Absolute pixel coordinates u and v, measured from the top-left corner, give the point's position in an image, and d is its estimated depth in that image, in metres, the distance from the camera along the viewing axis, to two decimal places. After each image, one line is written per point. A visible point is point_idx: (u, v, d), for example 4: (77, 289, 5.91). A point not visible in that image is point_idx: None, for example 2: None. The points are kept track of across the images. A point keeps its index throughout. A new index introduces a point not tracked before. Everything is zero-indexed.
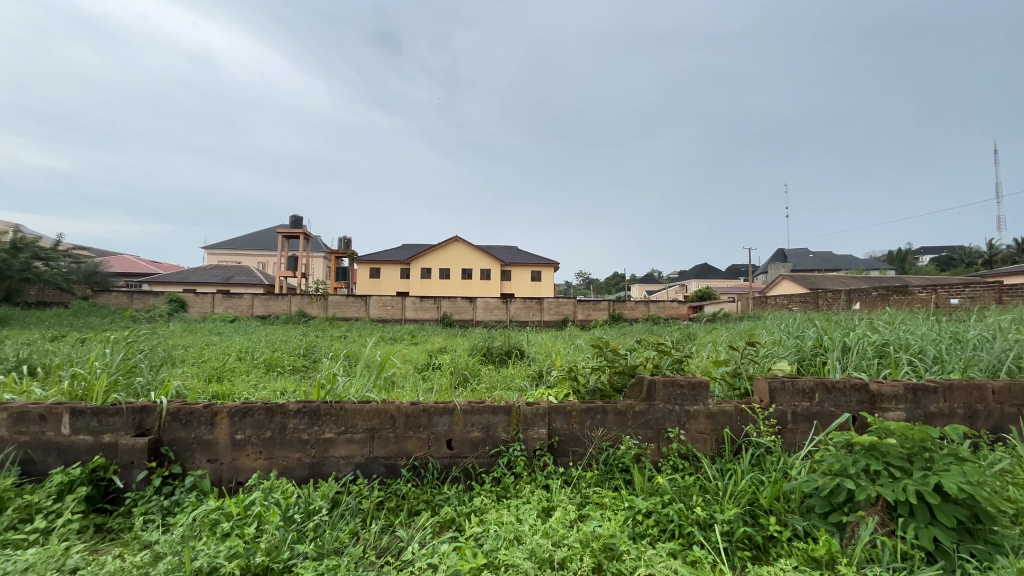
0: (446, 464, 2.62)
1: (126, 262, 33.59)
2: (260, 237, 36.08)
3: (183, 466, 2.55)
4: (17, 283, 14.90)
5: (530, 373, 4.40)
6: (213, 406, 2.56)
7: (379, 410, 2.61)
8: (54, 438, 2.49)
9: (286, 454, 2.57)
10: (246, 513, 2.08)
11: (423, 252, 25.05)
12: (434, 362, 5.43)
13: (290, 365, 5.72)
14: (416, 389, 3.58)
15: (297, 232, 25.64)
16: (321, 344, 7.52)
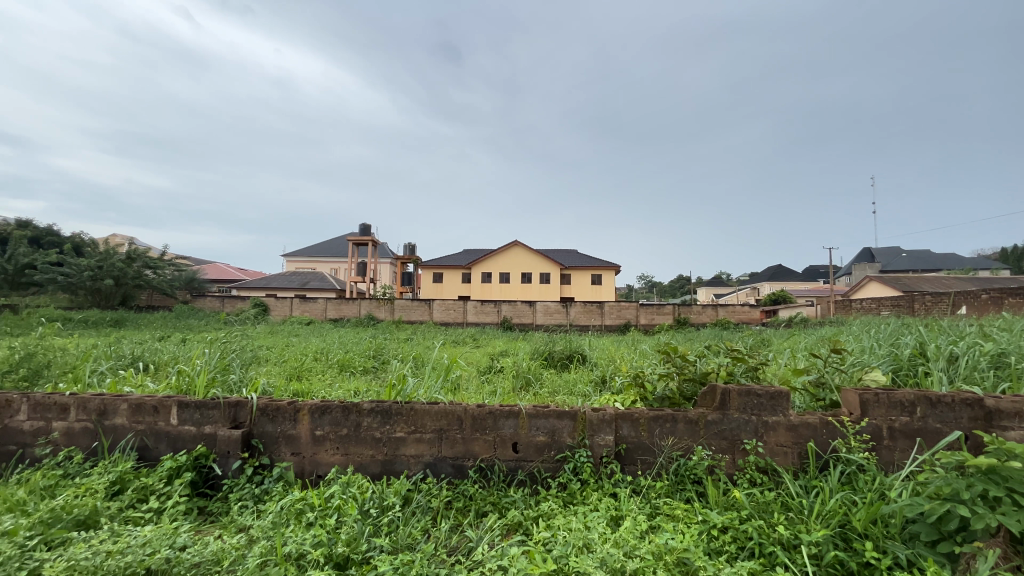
0: (512, 468, 2.64)
1: (219, 270, 36.99)
2: (333, 245, 38.39)
3: (270, 457, 2.77)
4: (130, 288, 16.86)
5: (594, 378, 4.33)
6: (296, 403, 2.75)
7: (446, 411, 2.68)
8: (164, 427, 2.79)
9: (360, 451, 2.70)
10: (327, 504, 2.22)
11: (484, 257, 25.51)
12: (497, 365, 5.49)
13: (361, 366, 6.02)
14: (480, 392, 3.64)
15: (366, 239, 27.02)
16: (389, 346, 7.85)
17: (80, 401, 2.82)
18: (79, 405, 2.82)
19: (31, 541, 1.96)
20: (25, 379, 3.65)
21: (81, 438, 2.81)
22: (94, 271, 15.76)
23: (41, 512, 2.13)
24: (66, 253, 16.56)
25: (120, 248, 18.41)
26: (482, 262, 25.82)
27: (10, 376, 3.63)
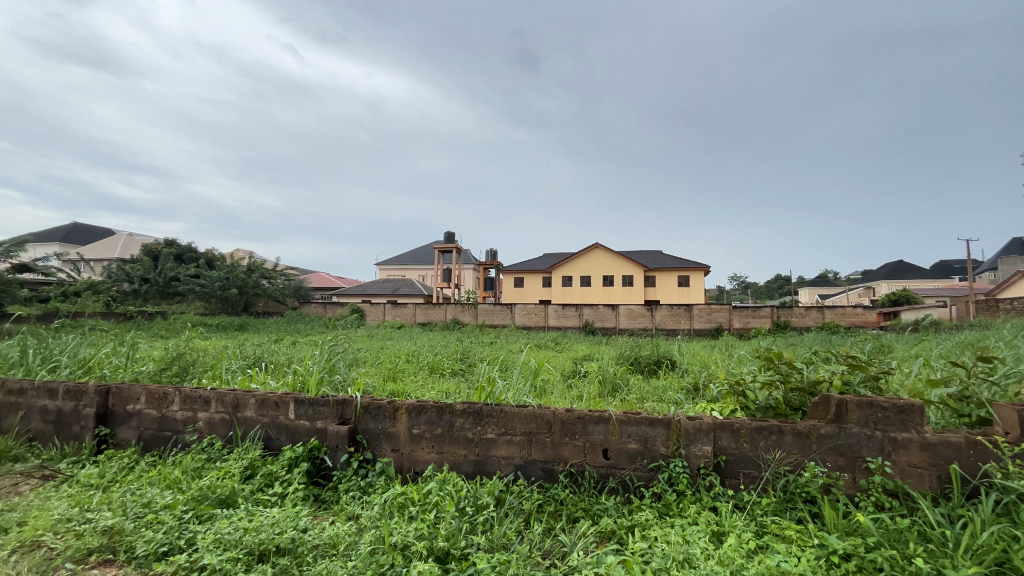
0: (603, 475, 2.60)
1: (322, 279, 40.66)
2: (420, 253, 40.48)
3: (373, 452, 2.97)
4: (250, 296, 19.09)
5: (685, 385, 4.11)
6: (395, 403, 2.94)
7: (536, 414, 2.71)
8: (284, 421, 3.11)
9: (454, 450, 2.81)
10: (427, 499, 2.34)
11: (564, 260, 25.41)
12: (581, 370, 5.42)
13: (449, 369, 6.26)
14: (566, 396, 3.62)
15: (451, 246, 28.16)
16: (474, 350, 8.09)
17: (219, 395, 3.24)
18: (218, 399, 3.24)
19: (187, 514, 2.29)
20: (176, 375, 4.27)
21: (220, 427, 3.23)
22: (223, 281, 18.16)
23: (193, 490, 2.48)
24: (201, 267, 19.21)
25: (242, 261, 20.96)
26: (563, 266, 25.75)
27: (166, 372, 4.27)
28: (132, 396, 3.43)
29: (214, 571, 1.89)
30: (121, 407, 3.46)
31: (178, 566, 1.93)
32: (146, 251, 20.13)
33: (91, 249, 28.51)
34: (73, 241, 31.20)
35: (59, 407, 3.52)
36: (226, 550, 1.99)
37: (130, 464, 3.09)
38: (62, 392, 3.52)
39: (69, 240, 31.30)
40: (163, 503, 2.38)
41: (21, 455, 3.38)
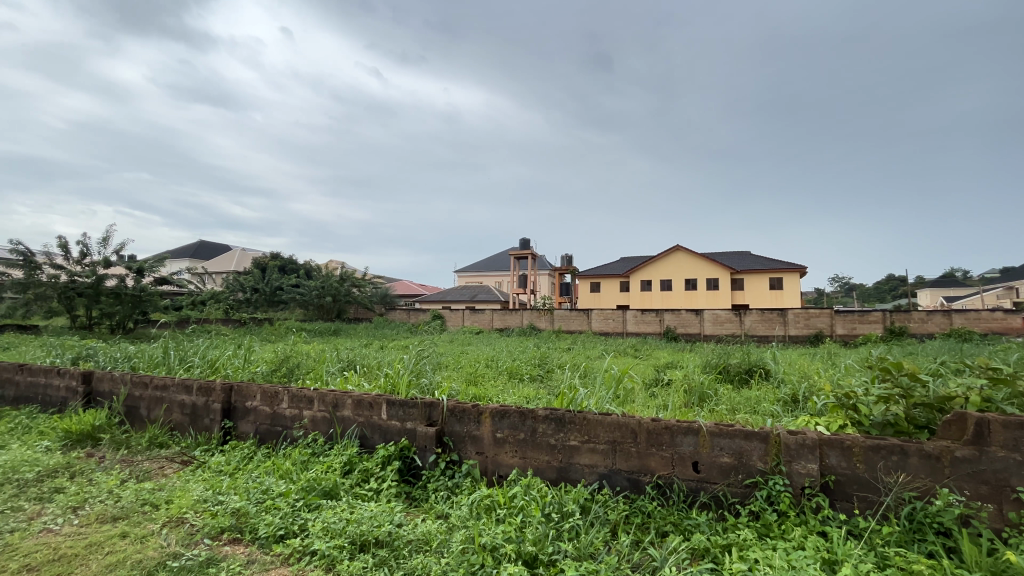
0: (694, 489, 2.48)
1: (406, 286, 42.95)
2: (497, 260, 41.31)
3: (459, 454, 3.07)
4: (343, 304, 20.61)
5: (782, 397, 3.80)
6: (479, 406, 3.03)
7: (620, 423, 2.65)
8: (378, 421, 3.32)
9: (537, 455, 2.83)
10: (513, 503, 2.38)
11: (642, 264, 24.61)
12: (664, 378, 5.21)
13: (528, 374, 6.31)
14: (650, 405, 3.49)
15: (526, 253, 28.42)
16: (553, 356, 8.08)
17: (321, 395, 3.54)
18: (320, 398, 3.54)
19: (298, 503, 2.53)
20: (284, 375, 4.73)
21: (322, 424, 3.52)
22: (320, 290, 19.83)
23: (302, 481, 2.73)
24: (300, 277, 21.12)
25: (336, 272, 22.72)
26: (641, 270, 24.94)
27: (276, 372, 4.75)
28: (249, 393, 3.85)
29: (323, 556, 2.07)
30: (240, 403, 3.89)
31: (293, 549, 2.14)
32: (257, 264, 22.53)
33: (213, 263, 32.42)
34: (199, 256, 35.62)
35: (192, 401, 4.05)
36: (333, 538, 2.17)
37: (248, 454, 3.48)
38: (195, 388, 4.05)
39: (196, 256, 35.80)
40: (278, 492, 2.65)
41: (165, 442, 3.94)
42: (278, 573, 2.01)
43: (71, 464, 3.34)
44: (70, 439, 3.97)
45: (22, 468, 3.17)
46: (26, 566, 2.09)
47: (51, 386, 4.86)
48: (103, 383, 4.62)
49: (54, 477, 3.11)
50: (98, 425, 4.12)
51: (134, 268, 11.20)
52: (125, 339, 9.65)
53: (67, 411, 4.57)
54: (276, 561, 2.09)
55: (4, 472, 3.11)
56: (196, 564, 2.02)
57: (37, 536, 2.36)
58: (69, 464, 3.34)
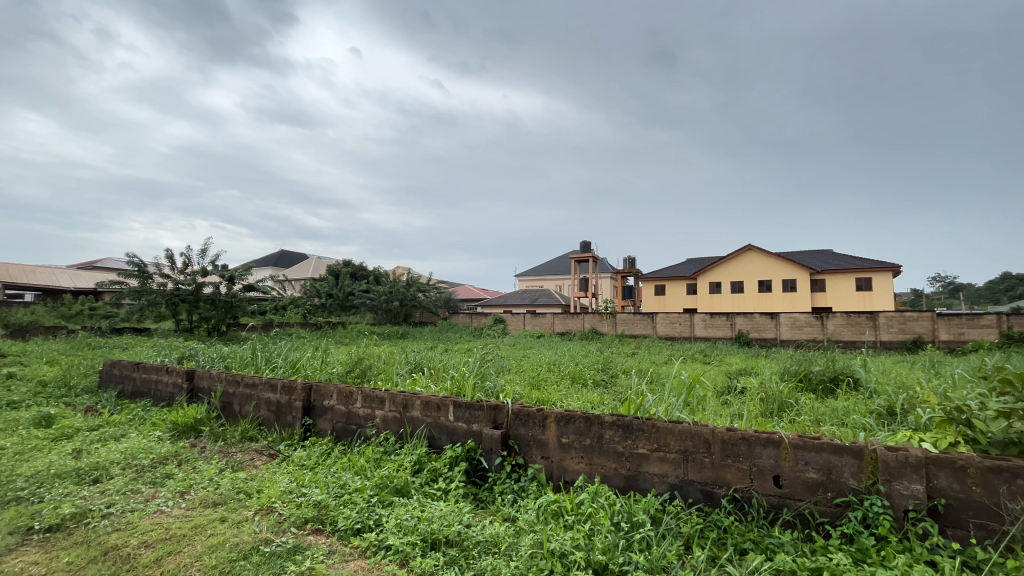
0: (775, 505, 2.32)
1: (468, 291, 43.89)
2: (557, 263, 41.13)
3: (525, 457, 3.07)
4: (409, 308, 21.42)
5: (876, 408, 3.45)
6: (544, 411, 3.02)
7: (692, 432, 2.53)
8: (445, 422, 3.41)
9: (604, 463, 2.78)
10: (580, 510, 2.35)
11: (710, 265, 23.47)
12: (738, 386, 4.91)
13: (592, 379, 6.20)
14: (724, 414, 3.30)
15: (587, 256, 28.08)
16: (617, 360, 7.89)
17: (391, 396, 3.69)
18: (391, 399, 3.69)
19: (373, 498, 2.66)
20: (358, 376, 4.99)
21: (393, 424, 3.67)
22: (388, 295, 20.74)
23: (376, 478, 2.86)
24: (370, 283, 22.23)
25: (402, 277, 23.66)
26: (709, 272, 23.78)
27: (351, 373, 5.03)
28: (326, 393, 4.09)
29: (397, 552, 2.15)
30: (319, 402, 4.15)
31: (369, 543, 2.24)
32: (331, 271, 24.00)
33: (293, 271, 34.94)
34: (281, 265, 38.59)
35: (277, 399, 4.38)
36: (406, 535, 2.26)
37: (327, 451, 3.70)
38: (279, 387, 4.38)
39: (279, 264, 38.71)
40: (354, 487, 2.79)
41: (254, 436, 4.29)
42: (356, 564, 2.11)
43: (179, 453, 3.73)
44: (177, 429, 4.44)
45: (140, 455, 3.59)
46: (144, 542, 2.35)
47: (161, 382, 5.46)
48: (203, 380, 5.12)
49: (165, 464, 3.49)
50: (200, 418, 4.57)
51: (227, 276, 12.31)
52: (218, 338, 11.68)
53: (175, 405, 5.11)
54: (354, 553, 2.20)
55: (126, 457, 3.53)
56: (284, 551, 2.17)
57: (152, 516, 2.65)
58: (177, 452, 3.73)
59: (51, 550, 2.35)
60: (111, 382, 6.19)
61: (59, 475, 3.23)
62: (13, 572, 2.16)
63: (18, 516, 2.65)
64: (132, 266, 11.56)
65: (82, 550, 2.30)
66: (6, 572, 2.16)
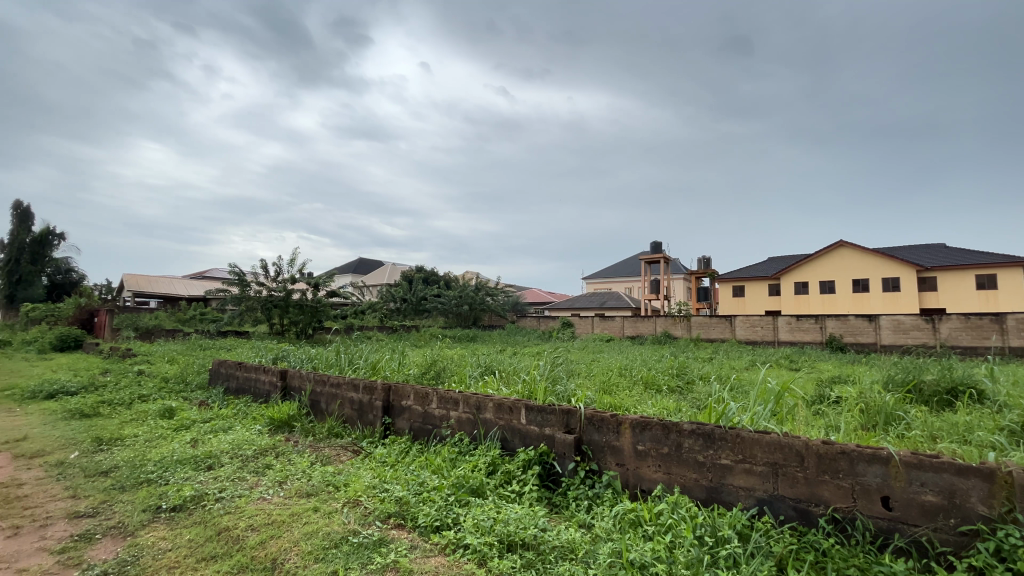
0: (884, 529, 2.09)
1: (535, 294, 44.11)
2: (626, 265, 40.15)
3: (599, 464, 3.01)
4: (478, 311, 21.92)
5: (1008, 426, 2.99)
6: (618, 417, 2.95)
7: (782, 443, 2.36)
8: (518, 425, 3.43)
9: (684, 473, 2.66)
10: (659, 521, 2.27)
11: (795, 264, 21.77)
12: (832, 395, 4.49)
13: (666, 385, 5.95)
14: (817, 425, 3.03)
15: (657, 257, 27.16)
16: (693, 366, 7.53)
17: (465, 397, 3.79)
18: (465, 401, 3.79)
19: (450, 497, 2.74)
20: (433, 378, 5.18)
21: (467, 425, 3.76)
22: (458, 299, 21.43)
23: (452, 477, 2.95)
24: (441, 288, 23.03)
25: (471, 281, 24.26)
26: (795, 271, 22.03)
27: (426, 375, 5.23)
28: (404, 393, 4.29)
29: (475, 551, 2.20)
30: (397, 402, 4.35)
31: (448, 541, 2.31)
32: (404, 277, 25.14)
33: (371, 277, 37.08)
34: (360, 272, 41.16)
35: (359, 399, 4.65)
36: (483, 535, 2.30)
37: (406, 449, 3.87)
38: (361, 387, 4.65)
39: (359, 271, 41.32)
40: (432, 485, 2.89)
41: (340, 433, 4.59)
42: (437, 560, 2.18)
43: (276, 446, 4.08)
44: (274, 423, 4.86)
45: (244, 446, 3.98)
46: (251, 525, 2.59)
47: (259, 380, 6.01)
48: (295, 379, 5.56)
49: (265, 455, 3.84)
50: (293, 414, 4.97)
51: (313, 283, 13.29)
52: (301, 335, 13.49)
53: (271, 401, 5.60)
54: (434, 549, 2.28)
55: (233, 447, 3.93)
56: (371, 543, 2.30)
57: (257, 502, 2.92)
58: (274, 445, 4.09)
59: (176, 527, 2.66)
60: (218, 379, 6.91)
61: (180, 461, 3.66)
62: (147, 544, 2.47)
63: (149, 497, 3.03)
64: (233, 275, 12.83)
65: (200, 529, 2.58)
66: (142, 544, 2.48)
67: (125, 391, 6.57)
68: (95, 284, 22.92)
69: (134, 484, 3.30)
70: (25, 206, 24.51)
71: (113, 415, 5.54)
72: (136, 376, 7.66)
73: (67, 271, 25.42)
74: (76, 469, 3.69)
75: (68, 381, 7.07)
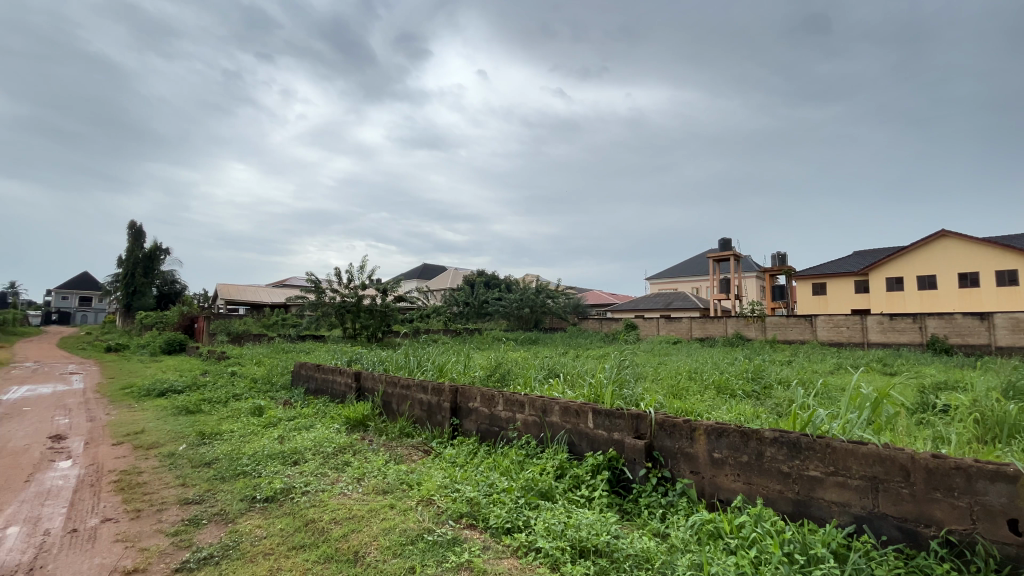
0: (1012, 556, 1.84)
1: (597, 296, 43.44)
2: (693, 264, 38.49)
3: (672, 471, 2.90)
4: (539, 314, 21.91)
5: None
6: (692, 422, 2.83)
7: (882, 456, 2.14)
8: (585, 429, 3.38)
9: (766, 483, 2.49)
10: (741, 534, 2.15)
11: (886, 258, 19.84)
12: (939, 403, 4.02)
13: (741, 390, 5.61)
14: (923, 436, 2.72)
15: (726, 254, 25.84)
16: (770, 369, 7.06)
17: (531, 400, 3.80)
18: (530, 403, 3.80)
19: (520, 500, 2.75)
20: (497, 380, 5.24)
21: (533, 428, 3.76)
22: (519, 301, 21.59)
23: (522, 480, 2.96)
24: (503, 291, 23.29)
25: (531, 284, 24.34)
26: (886, 266, 20.05)
27: (491, 377, 5.31)
28: (470, 395, 4.36)
29: (547, 555, 2.19)
30: (464, 404, 4.44)
31: (520, 543, 2.32)
32: (467, 281, 25.73)
33: (434, 282, 38.25)
34: (425, 277, 42.67)
35: (428, 400, 4.80)
36: (555, 539, 2.29)
37: (473, 450, 3.94)
38: (430, 388, 4.79)
39: (424, 277, 42.87)
40: (502, 487, 2.92)
41: (410, 432, 4.76)
42: (510, 562, 2.20)
43: (353, 444, 4.31)
44: (351, 422, 5.15)
45: (325, 443, 4.24)
46: (334, 518, 2.75)
47: (335, 381, 6.38)
48: (368, 381, 5.85)
49: (344, 452, 4.07)
50: (367, 414, 5.23)
51: (381, 289, 13.94)
52: (368, 338, 14.16)
53: (347, 401, 5.92)
54: (507, 551, 2.30)
55: (315, 444, 4.20)
56: (445, 542, 2.36)
57: (338, 496, 3.10)
58: (351, 443, 4.32)
59: (269, 516, 2.88)
60: (300, 381, 7.42)
61: (271, 455, 3.97)
62: (245, 531, 2.69)
63: (246, 488, 3.31)
64: (311, 283, 13.74)
65: (290, 520, 2.78)
66: (241, 531, 2.70)
67: (222, 391, 7.22)
68: (195, 293, 25.46)
69: (232, 475, 3.62)
70: (138, 225, 27.78)
71: (212, 411, 6.13)
72: (230, 377, 8.41)
73: (173, 283, 28.44)
74: (185, 460, 4.12)
75: (175, 380, 7.90)
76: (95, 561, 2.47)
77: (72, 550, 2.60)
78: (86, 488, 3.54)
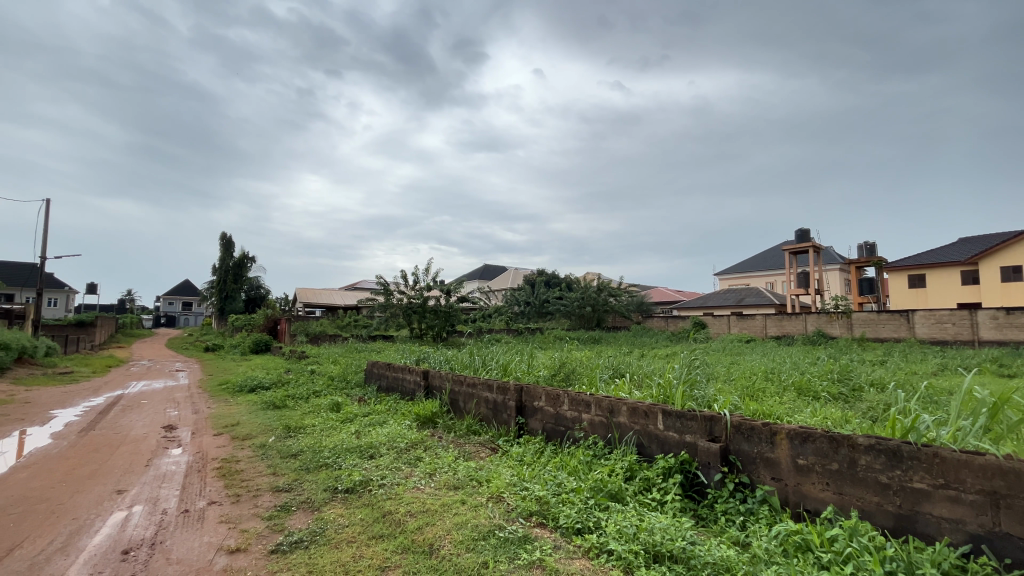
0: None
1: (662, 293, 42.09)
2: (767, 257, 36.15)
3: (751, 477, 2.75)
4: (601, 312, 21.50)
5: None
6: (772, 426, 2.65)
7: (1003, 468, 1.90)
8: (654, 430, 3.28)
9: (861, 494, 2.29)
10: (834, 548, 1.99)
11: (998, 245, 17.60)
12: None
13: (826, 393, 5.19)
14: None
15: (805, 245, 24.04)
16: (859, 369, 6.48)
17: (597, 400, 3.75)
18: (597, 403, 3.75)
19: (590, 500, 2.72)
20: (562, 380, 5.22)
21: (600, 428, 3.71)
22: (581, 299, 21.24)
23: (590, 480, 2.92)
24: (564, 290, 23.07)
25: (592, 282, 23.93)
26: (999, 256, 17.79)
27: (556, 377, 5.30)
28: (536, 394, 4.37)
29: (619, 557, 2.16)
30: (530, 403, 4.45)
31: (591, 544, 2.30)
32: (527, 280, 25.85)
33: (495, 282, 38.75)
34: (487, 278, 43.37)
35: (493, 398, 4.89)
36: (628, 542, 2.25)
37: (540, 449, 3.95)
38: (495, 387, 4.87)
39: (486, 277, 43.55)
40: (570, 487, 2.91)
41: (477, 430, 4.87)
42: (581, 562, 2.19)
43: (424, 440, 4.48)
44: (420, 419, 5.34)
45: (398, 439, 4.44)
46: (409, 511, 2.87)
47: (405, 378, 6.66)
48: (435, 379, 6.05)
49: (415, 448, 4.24)
50: (436, 411, 5.41)
51: (445, 290, 14.38)
52: (434, 337, 14.64)
53: (416, 399, 6.16)
54: (578, 552, 2.28)
55: (389, 440, 4.40)
56: (516, 539, 2.39)
57: (412, 490, 3.23)
58: (422, 439, 4.47)
59: (349, 506, 3.07)
60: (372, 378, 7.80)
61: (349, 449, 4.22)
62: (329, 519, 2.88)
63: (328, 479, 3.54)
64: (380, 286, 14.40)
65: (369, 511, 2.94)
66: (326, 518, 2.90)
67: (304, 387, 7.76)
68: (277, 298, 27.56)
69: (316, 466, 3.89)
70: (228, 236, 30.50)
71: (296, 406, 6.62)
72: (310, 375, 9.02)
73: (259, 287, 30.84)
74: (275, 450, 4.48)
75: (263, 377, 8.60)
76: (205, 539, 2.76)
77: (185, 529, 2.91)
78: (195, 473, 3.97)
